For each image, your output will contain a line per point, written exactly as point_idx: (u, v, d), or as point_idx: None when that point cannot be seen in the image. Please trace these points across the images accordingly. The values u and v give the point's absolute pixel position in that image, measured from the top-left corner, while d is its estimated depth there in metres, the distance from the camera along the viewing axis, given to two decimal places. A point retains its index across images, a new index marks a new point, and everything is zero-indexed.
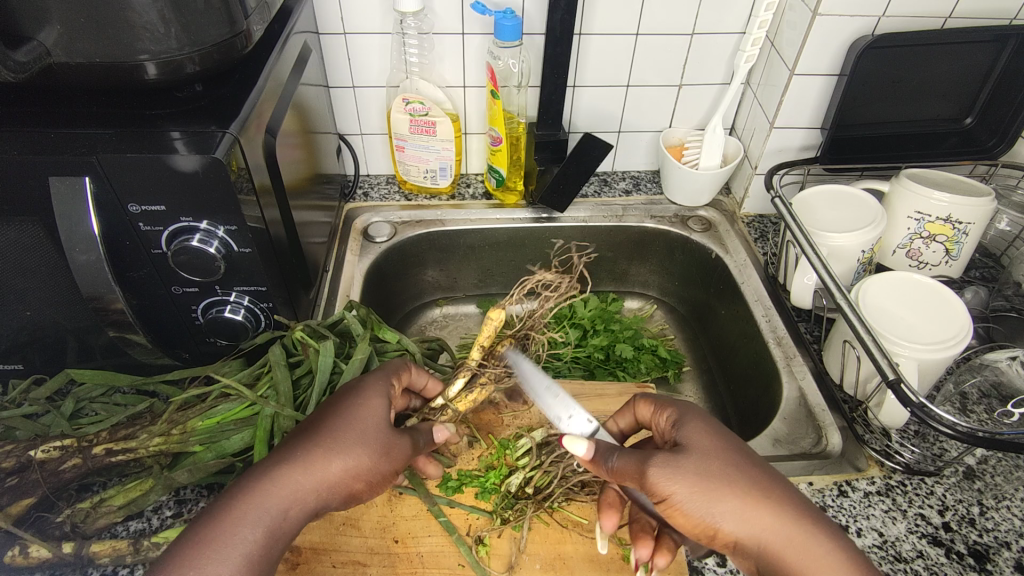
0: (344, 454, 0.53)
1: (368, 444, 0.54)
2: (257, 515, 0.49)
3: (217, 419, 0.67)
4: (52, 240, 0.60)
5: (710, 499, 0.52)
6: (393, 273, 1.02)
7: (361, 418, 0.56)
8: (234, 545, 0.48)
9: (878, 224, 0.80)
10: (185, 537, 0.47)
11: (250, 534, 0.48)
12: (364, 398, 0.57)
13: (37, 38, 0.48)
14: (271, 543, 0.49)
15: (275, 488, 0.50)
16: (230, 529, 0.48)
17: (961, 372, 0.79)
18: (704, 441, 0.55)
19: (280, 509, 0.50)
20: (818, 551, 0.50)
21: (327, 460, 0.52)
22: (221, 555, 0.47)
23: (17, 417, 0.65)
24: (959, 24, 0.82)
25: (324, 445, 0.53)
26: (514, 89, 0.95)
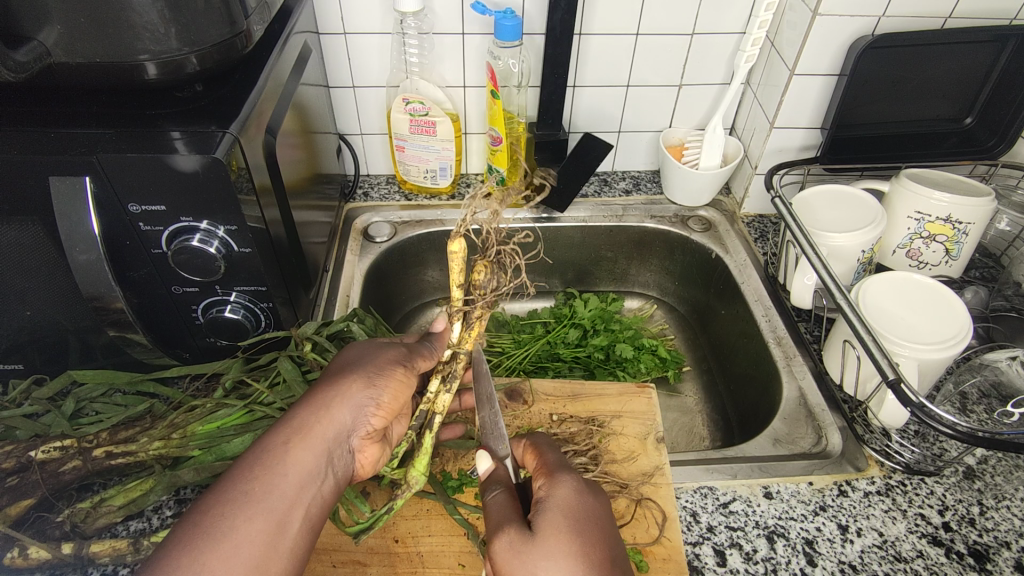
0: (360, 385, 0.57)
1: (377, 376, 0.59)
2: (292, 456, 0.51)
3: (216, 425, 0.66)
4: (52, 240, 0.60)
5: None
6: (393, 273, 1.02)
7: (367, 355, 0.61)
8: (237, 486, 0.48)
9: (878, 225, 0.80)
10: (219, 487, 0.48)
11: (286, 472, 0.50)
12: (350, 348, 0.63)
13: (37, 38, 0.48)
14: (306, 483, 0.51)
15: (305, 427, 0.53)
16: (264, 475, 0.50)
17: (961, 372, 0.79)
18: (557, 533, 0.56)
19: (312, 447, 0.53)
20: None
21: (344, 394, 0.56)
22: (259, 498, 0.48)
23: (17, 417, 0.66)
24: (959, 24, 0.82)
25: (338, 383, 0.57)
26: (514, 89, 0.95)
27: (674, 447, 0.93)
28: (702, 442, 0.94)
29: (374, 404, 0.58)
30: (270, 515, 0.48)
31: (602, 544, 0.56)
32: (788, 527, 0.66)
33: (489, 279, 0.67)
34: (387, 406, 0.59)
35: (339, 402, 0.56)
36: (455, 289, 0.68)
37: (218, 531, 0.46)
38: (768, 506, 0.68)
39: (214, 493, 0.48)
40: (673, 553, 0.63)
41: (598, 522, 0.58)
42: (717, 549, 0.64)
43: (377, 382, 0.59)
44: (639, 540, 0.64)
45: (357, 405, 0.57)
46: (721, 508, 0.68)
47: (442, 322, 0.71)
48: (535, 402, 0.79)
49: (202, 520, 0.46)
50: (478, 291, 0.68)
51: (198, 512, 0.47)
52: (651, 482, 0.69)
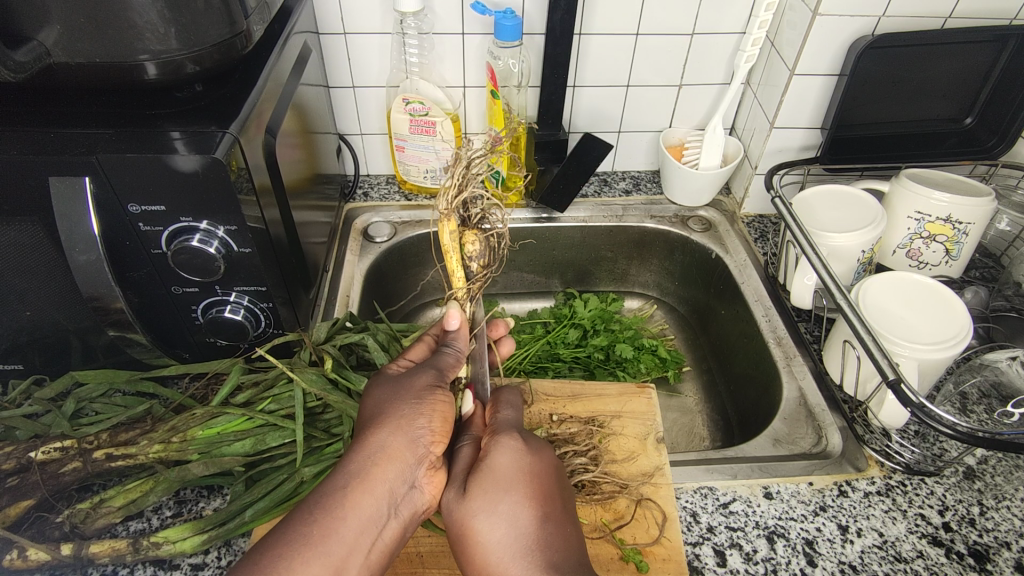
0: (411, 417, 0.53)
1: (423, 404, 0.55)
2: (351, 502, 0.48)
3: (217, 431, 0.66)
4: (52, 240, 0.60)
5: (467, 550, 0.52)
6: (393, 272, 1.02)
7: (404, 383, 0.57)
8: (294, 536, 0.46)
9: (878, 225, 0.80)
10: (276, 537, 0.46)
11: (345, 520, 0.47)
12: (381, 377, 0.59)
13: (37, 38, 0.48)
14: (367, 529, 0.48)
15: (364, 471, 0.50)
16: (322, 519, 0.47)
17: (961, 372, 0.79)
18: (489, 489, 0.52)
19: (372, 492, 0.49)
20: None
21: (397, 429, 0.52)
22: (318, 544, 0.46)
23: (17, 417, 0.66)
24: (959, 24, 0.82)
25: (388, 422, 0.53)
26: (514, 89, 0.95)
27: (674, 447, 0.93)
28: (702, 441, 0.94)
29: (429, 433, 0.53)
30: (327, 561, 0.46)
31: (537, 502, 0.53)
32: (788, 527, 0.66)
33: (480, 248, 0.68)
34: (441, 432, 0.54)
35: (396, 441, 0.52)
36: (457, 272, 0.67)
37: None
38: (768, 506, 0.68)
39: (273, 543, 0.45)
40: (674, 553, 0.63)
41: (536, 479, 0.54)
42: (717, 549, 0.64)
43: (427, 412, 0.54)
44: (639, 540, 0.64)
45: (415, 440, 0.53)
46: (721, 509, 0.68)
47: (459, 316, 0.63)
48: (535, 402, 0.79)
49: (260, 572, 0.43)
50: (475, 264, 0.68)
51: (256, 555, 0.45)
52: (651, 482, 0.69)
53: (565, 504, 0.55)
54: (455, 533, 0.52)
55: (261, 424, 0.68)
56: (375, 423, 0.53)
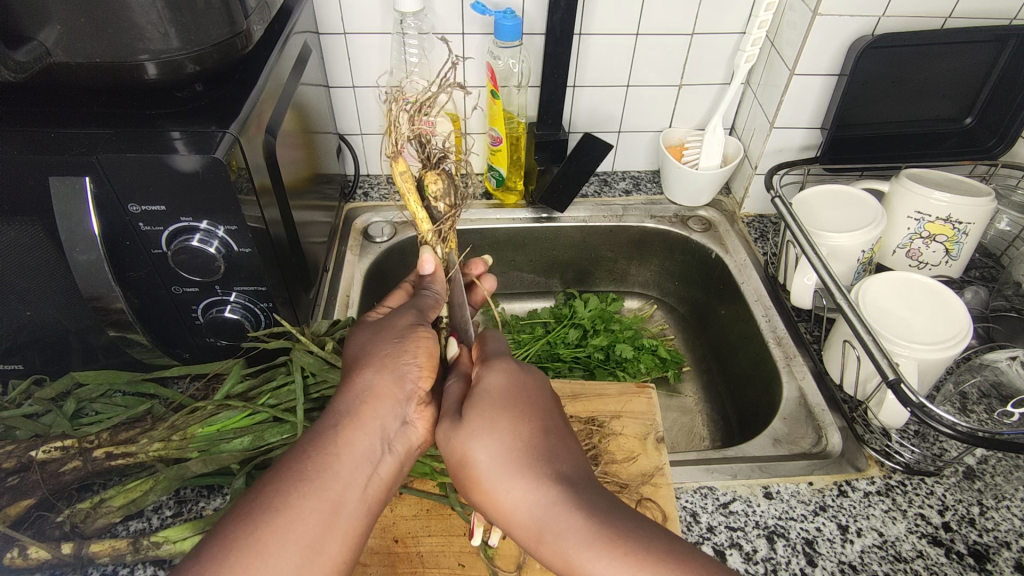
0: (396, 358, 0.53)
1: (406, 342, 0.55)
2: (345, 439, 0.48)
3: (217, 427, 0.66)
4: (52, 240, 0.60)
5: (469, 478, 0.50)
6: (393, 273, 1.02)
7: (384, 326, 0.57)
8: (289, 471, 0.46)
9: (878, 224, 0.80)
10: (271, 474, 0.46)
11: (339, 456, 0.48)
12: (360, 324, 0.60)
13: (37, 38, 0.48)
14: (362, 463, 0.48)
15: (356, 409, 0.50)
16: (317, 455, 0.47)
17: (961, 372, 0.79)
18: (486, 412, 0.51)
19: (363, 428, 0.50)
20: (560, 530, 0.45)
21: (384, 368, 0.53)
22: (313, 478, 0.46)
23: (17, 417, 0.66)
24: (959, 24, 0.82)
25: (374, 360, 0.53)
26: (514, 90, 0.95)
27: (674, 447, 0.93)
28: (702, 441, 0.94)
29: (416, 369, 0.54)
30: (324, 495, 0.46)
31: (534, 417, 0.51)
32: (788, 527, 0.66)
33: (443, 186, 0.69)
34: (428, 368, 0.55)
35: (383, 380, 0.52)
36: (420, 213, 0.69)
37: (272, 508, 0.44)
38: (768, 506, 0.68)
39: (268, 478, 0.45)
40: None
41: (531, 397, 0.53)
42: (717, 549, 0.64)
43: (412, 350, 0.54)
44: None
45: (402, 377, 0.53)
46: (721, 508, 0.68)
47: (432, 261, 0.65)
48: None
49: (256, 506, 0.44)
50: (442, 202, 0.69)
51: (253, 493, 0.45)
52: (651, 482, 0.69)
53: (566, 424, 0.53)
54: (455, 461, 0.50)
55: (261, 421, 0.68)
56: (360, 365, 0.53)
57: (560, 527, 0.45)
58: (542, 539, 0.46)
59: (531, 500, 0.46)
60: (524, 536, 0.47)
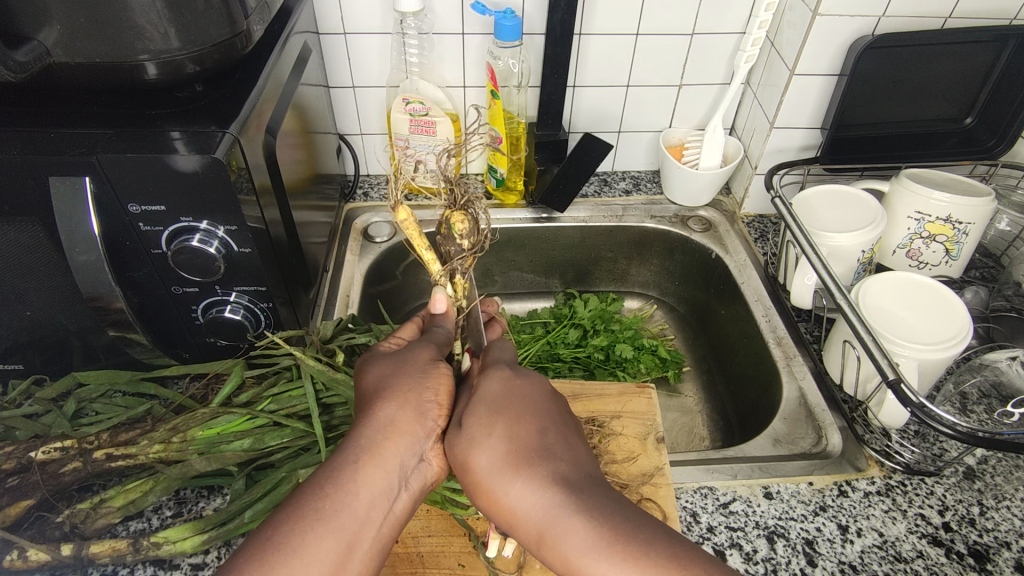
0: (416, 399, 0.52)
1: (427, 380, 0.54)
2: (363, 475, 0.48)
3: (217, 430, 0.66)
4: (52, 240, 0.60)
5: (468, 484, 0.50)
6: (393, 273, 1.02)
7: (406, 357, 0.56)
8: (306, 510, 0.45)
9: (878, 224, 0.80)
10: (288, 508, 0.45)
11: (357, 493, 0.47)
12: (374, 353, 0.59)
13: (37, 38, 0.48)
14: (380, 502, 0.48)
15: (375, 444, 0.49)
16: (336, 495, 0.46)
17: (961, 372, 0.79)
18: (483, 417, 0.51)
19: (383, 466, 0.49)
20: (562, 534, 0.45)
21: (403, 404, 0.51)
22: (329, 520, 0.45)
23: (17, 417, 0.66)
24: (959, 24, 0.82)
25: (397, 394, 0.52)
26: (514, 89, 0.95)
27: (674, 447, 0.93)
28: (702, 441, 0.94)
29: (437, 407, 0.53)
30: (341, 534, 0.45)
31: (532, 418, 0.51)
32: (788, 527, 0.66)
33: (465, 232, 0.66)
34: (448, 406, 0.54)
35: (404, 416, 0.51)
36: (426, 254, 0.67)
37: (287, 549, 0.43)
38: (768, 506, 0.68)
39: (285, 513, 0.45)
40: None
41: (528, 401, 0.52)
42: (717, 549, 0.64)
43: (434, 386, 0.54)
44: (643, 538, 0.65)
45: (423, 413, 0.52)
46: (721, 509, 0.68)
47: (444, 300, 0.63)
48: None
49: (274, 543, 0.44)
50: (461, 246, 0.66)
51: (271, 527, 0.44)
52: (651, 482, 0.69)
53: (567, 420, 0.53)
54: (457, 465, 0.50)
55: (261, 424, 0.68)
56: (380, 396, 0.52)
57: (560, 531, 0.45)
58: (545, 542, 0.46)
59: (531, 502, 0.46)
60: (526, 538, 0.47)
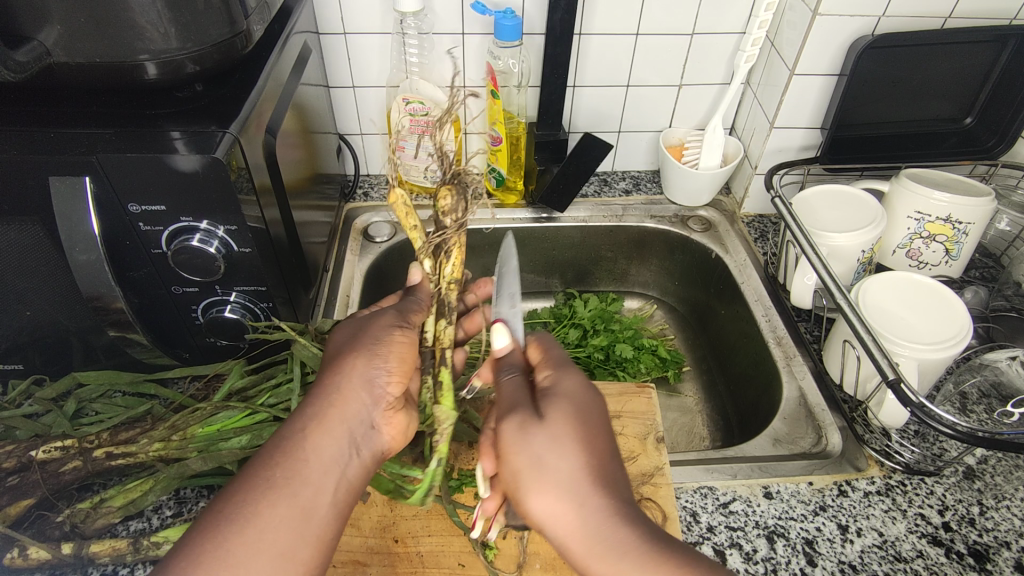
0: (367, 361, 0.53)
1: (380, 347, 0.55)
2: (311, 442, 0.48)
3: (216, 428, 0.66)
4: (52, 240, 0.60)
5: (526, 482, 0.46)
6: (393, 273, 1.02)
7: (364, 324, 0.57)
8: (255, 479, 0.45)
9: (878, 224, 0.80)
10: (237, 478, 0.45)
11: (307, 460, 0.47)
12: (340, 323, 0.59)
13: (37, 38, 0.48)
14: (334, 469, 0.48)
15: (323, 410, 0.50)
16: (288, 462, 0.47)
17: (961, 372, 0.79)
18: (562, 420, 0.48)
19: (332, 432, 0.49)
20: (630, 566, 0.43)
21: (353, 370, 0.53)
22: (280, 486, 0.45)
23: (17, 417, 0.66)
24: (959, 24, 0.82)
25: (347, 359, 0.53)
26: (514, 90, 0.95)
27: (674, 447, 0.93)
28: (702, 442, 0.93)
29: (387, 373, 0.54)
30: (299, 501, 0.46)
31: (610, 441, 0.49)
32: (788, 527, 0.66)
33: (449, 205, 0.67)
34: (398, 372, 0.55)
35: (352, 382, 0.52)
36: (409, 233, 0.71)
37: (238, 516, 0.43)
38: (768, 506, 0.68)
39: (233, 483, 0.45)
40: None
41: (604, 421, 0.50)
42: (717, 549, 0.64)
43: (385, 352, 0.54)
44: None
45: (372, 380, 0.53)
46: (721, 508, 0.68)
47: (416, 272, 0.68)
48: None
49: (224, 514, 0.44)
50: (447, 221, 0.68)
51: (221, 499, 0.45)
52: (651, 482, 0.69)
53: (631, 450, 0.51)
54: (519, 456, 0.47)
55: (260, 420, 0.68)
56: (334, 364, 0.53)
57: (627, 566, 0.43)
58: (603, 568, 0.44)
59: (610, 524, 0.44)
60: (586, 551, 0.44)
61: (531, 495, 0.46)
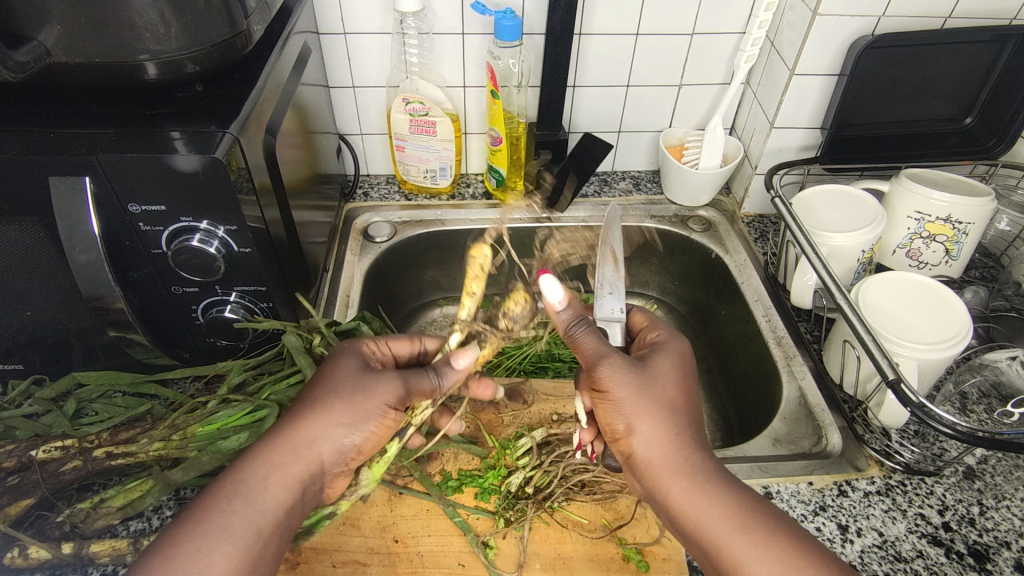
0: (344, 427, 0.56)
1: (365, 417, 0.57)
2: (268, 491, 0.51)
3: (217, 426, 0.66)
4: (52, 240, 0.60)
5: (627, 416, 0.58)
6: (393, 273, 1.02)
7: (364, 382, 0.58)
8: (210, 520, 0.49)
9: (878, 224, 0.80)
10: (192, 514, 0.49)
11: (261, 507, 0.51)
12: (340, 359, 0.60)
13: (37, 38, 0.48)
14: (282, 516, 0.52)
15: (283, 462, 0.53)
16: (241, 506, 0.50)
17: (961, 371, 0.79)
18: (664, 374, 0.60)
19: (288, 484, 0.53)
20: (706, 497, 0.54)
21: (329, 434, 0.55)
22: (229, 531, 0.49)
23: (17, 417, 0.66)
24: (959, 24, 0.82)
25: (325, 420, 0.55)
26: (514, 90, 0.95)
27: None
28: None
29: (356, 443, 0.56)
30: (245, 553, 0.49)
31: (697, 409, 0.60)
32: None
33: None
34: (366, 450, 0.58)
35: (320, 446, 0.55)
36: None
37: (185, 555, 0.47)
38: None
39: (188, 519, 0.48)
40: (673, 553, 0.64)
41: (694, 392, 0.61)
42: None
43: (365, 427, 0.57)
44: (639, 540, 0.65)
45: (340, 445, 0.56)
46: None
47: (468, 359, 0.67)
48: (535, 402, 0.81)
49: (174, 552, 0.47)
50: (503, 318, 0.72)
51: (174, 531, 0.48)
52: None
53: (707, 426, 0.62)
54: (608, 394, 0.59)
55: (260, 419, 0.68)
56: (313, 421, 0.55)
57: (705, 499, 0.54)
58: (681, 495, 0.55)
59: (696, 462, 0.55)
60: (657, 470, 0.56)
61: (618, 423, 0.59)
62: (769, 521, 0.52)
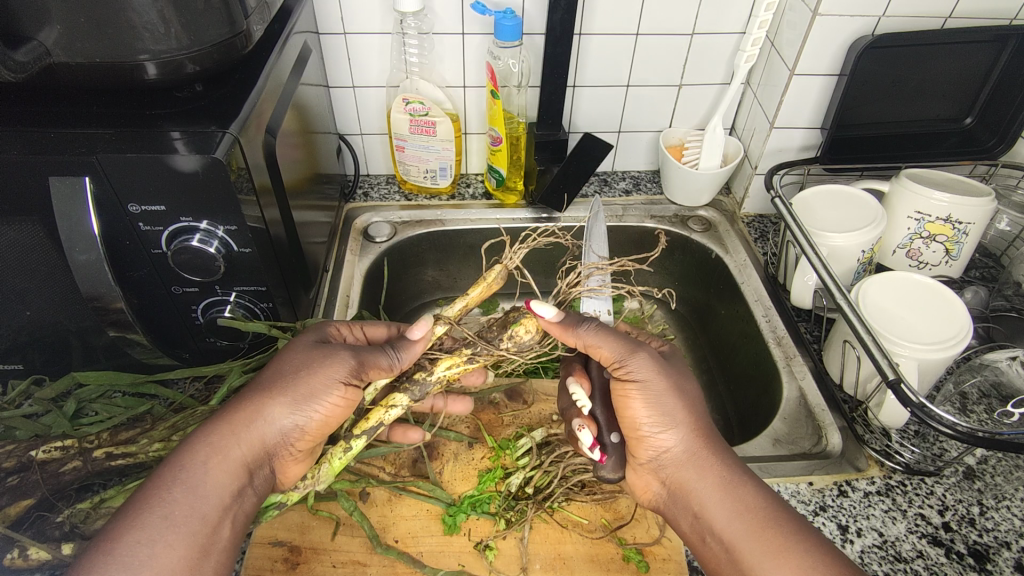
0: (287, 408, 0.56)
1: (311, 398, 0.57)
2: (211, 477, 0.52)
3: None
4: (52, 240, 0.60)
5: (659, 412, 0.61)
6: (393, 273, 1.02)
7: (313, 363, 0.58)
8: (155, 510, 0.49)
9: (878, 225, 0.80)
10: (133, 503, 0.49)
11: (206, 494, 0.51)
12: (297, 341, 0.61)
13: (37, 38, 0.48)
14: (229, 500, 0.52)
15: (224, 446, 0.53)
16: (184, 494, 0.50)
17: (961, 372, 0.79)
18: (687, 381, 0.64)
19: (230, 470, 0.53)
20: (736, 496, 0.56)
21: (270, 415, 0.55)
22: (173, 519, 0.49)
23: (17, 417, 0.66)
24: (959, 24, 0.82)
25: (267, 402, 0.55)
26: (514, 90, 0.95)
27: None
28: None
29: (296, 428, 0.56)
30: (193, 540, 0.49)
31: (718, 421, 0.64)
32: None
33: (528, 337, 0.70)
34: (311, 432, 0.58)
35: (261, 430, 0.55)
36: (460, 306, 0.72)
37: (131, 543, 0.47)
38: None
39: (129, 509, 0.49)
40: (673, 553, 0.64)
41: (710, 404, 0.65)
42: None
43: (310, 410, 0.57)
44: (639, 540, 0.65)
45: (282, 428, 0.56)
46: None
47: (424, 327, 0.66)
48: (535, 402, 0.81)
49: (116, 546, 0.47)
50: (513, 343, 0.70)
51: (115, 523, 0.48)
52: None
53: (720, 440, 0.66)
54: (637, 385, 0.62)
55: None
56: (258, 403, 0.55)
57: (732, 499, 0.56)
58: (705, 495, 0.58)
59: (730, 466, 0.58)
60: (688, 467, 0.60)
61: (652, 418, 0.61)
62: (785, 521, 0.54)
